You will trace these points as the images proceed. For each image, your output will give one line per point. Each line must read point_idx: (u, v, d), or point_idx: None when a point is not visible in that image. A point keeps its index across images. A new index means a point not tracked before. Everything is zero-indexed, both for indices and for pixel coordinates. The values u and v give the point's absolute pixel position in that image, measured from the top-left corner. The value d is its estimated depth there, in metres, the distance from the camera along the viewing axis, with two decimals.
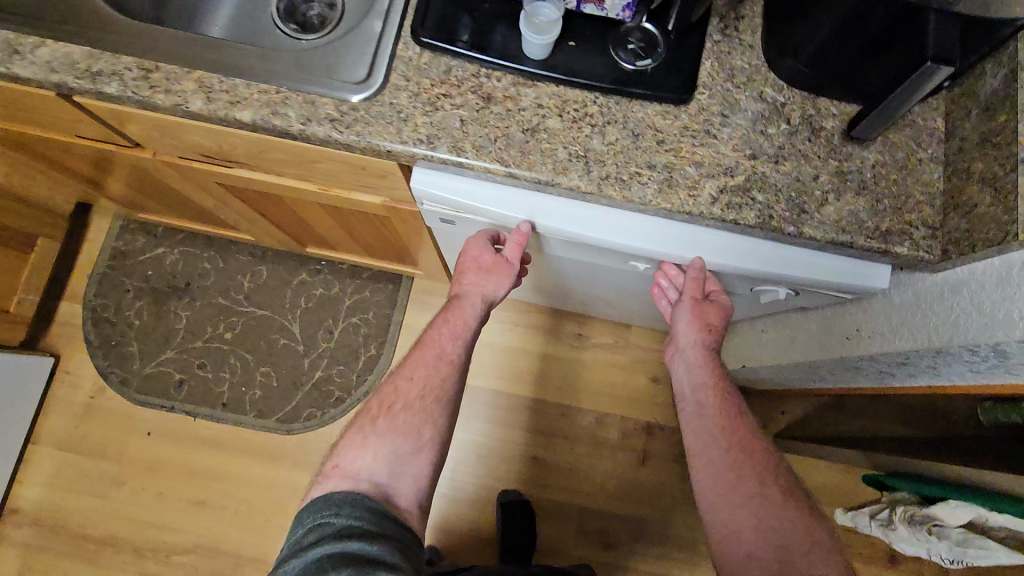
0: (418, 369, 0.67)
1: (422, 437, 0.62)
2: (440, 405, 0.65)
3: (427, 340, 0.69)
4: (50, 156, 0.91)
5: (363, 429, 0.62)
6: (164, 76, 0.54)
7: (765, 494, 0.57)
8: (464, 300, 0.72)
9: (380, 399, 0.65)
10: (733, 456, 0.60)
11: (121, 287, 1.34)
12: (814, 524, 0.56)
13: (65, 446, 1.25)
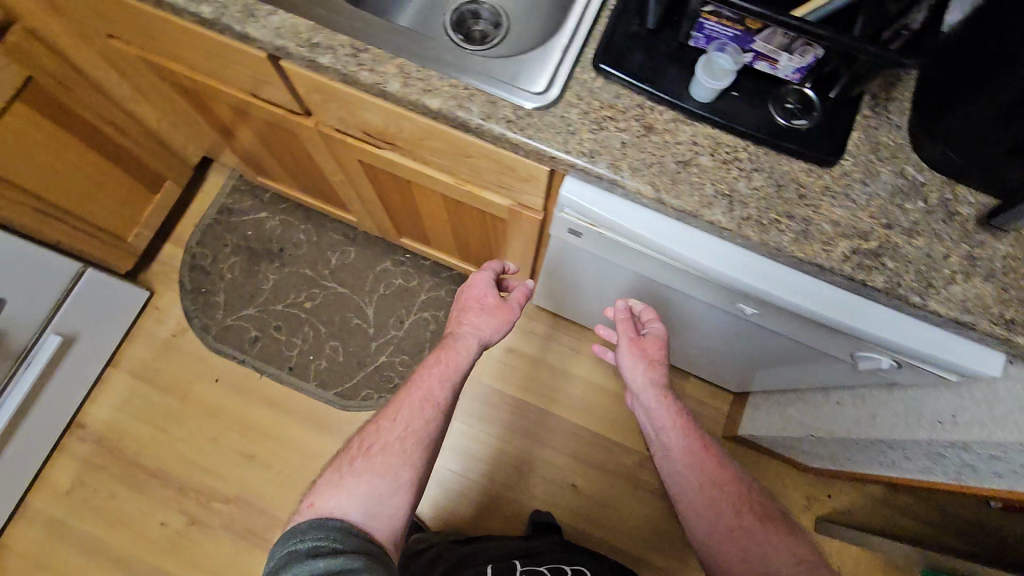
0: (408, 413, 0.75)
1: (401, 477, 0.71)
2: (419, 446, 0.74)
3: (416, 383, 0.79)
4: (212, 110, 1.00)
5: (341, 471, 0.71)
6: (371, 56, 0.61)
7: (743, 526, 0.71)
8: (459, 342, 0.83)
9: (360, 441, 0.75)
10: (708, 495, 0.74)
11: (221, 241, 1.43)
12: (778, 536, 0.70)
13: (140, 376, 1.33)
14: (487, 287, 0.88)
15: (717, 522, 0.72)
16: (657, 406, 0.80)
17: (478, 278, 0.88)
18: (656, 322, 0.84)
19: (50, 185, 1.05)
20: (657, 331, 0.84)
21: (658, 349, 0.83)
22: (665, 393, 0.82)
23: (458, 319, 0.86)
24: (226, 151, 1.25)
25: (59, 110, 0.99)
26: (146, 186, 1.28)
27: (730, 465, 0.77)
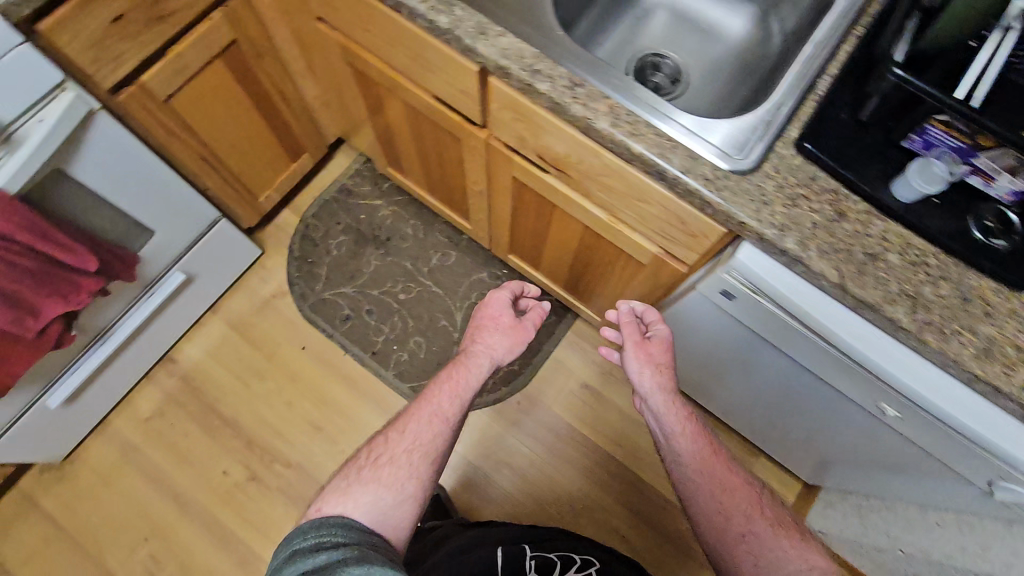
0: (421, 429, 0.78)
1: (407, 488, 0.73)
2: (425, 459, 0.76)
3: (429, 398, 0.82)
4: (379, 102, 1.06)
5: (349, 479, 0.73)
6: (586, 92, 0.64)
7: (753, 533, 0.75)
8: (471, 359, 0.86)
9: (369, 453, 0.77)
10: (717, 498, 0.77)
11: (334, 218, 1.50)
12: (786, 539, 0.75)
13: (235, 327, 1.40)
14: (505, 314, 0.91)
15: (727, 528, 0.76)
16: (668, 411, 0.82)
17: (498, 300, 0.92)
18: (661, 326, 0.87)
19: (218, 140, 1.12)
20: (663, 333, 0.86)
21: (667, 347, 0.86)
22: (676, 399, 0.83)
23: (471, 339, 0.89)
24: (366, 137, 1.31)
25: (243, 71, 1.06)
26: (286, 155, 1.35)
27: (739, 469, 0.81)
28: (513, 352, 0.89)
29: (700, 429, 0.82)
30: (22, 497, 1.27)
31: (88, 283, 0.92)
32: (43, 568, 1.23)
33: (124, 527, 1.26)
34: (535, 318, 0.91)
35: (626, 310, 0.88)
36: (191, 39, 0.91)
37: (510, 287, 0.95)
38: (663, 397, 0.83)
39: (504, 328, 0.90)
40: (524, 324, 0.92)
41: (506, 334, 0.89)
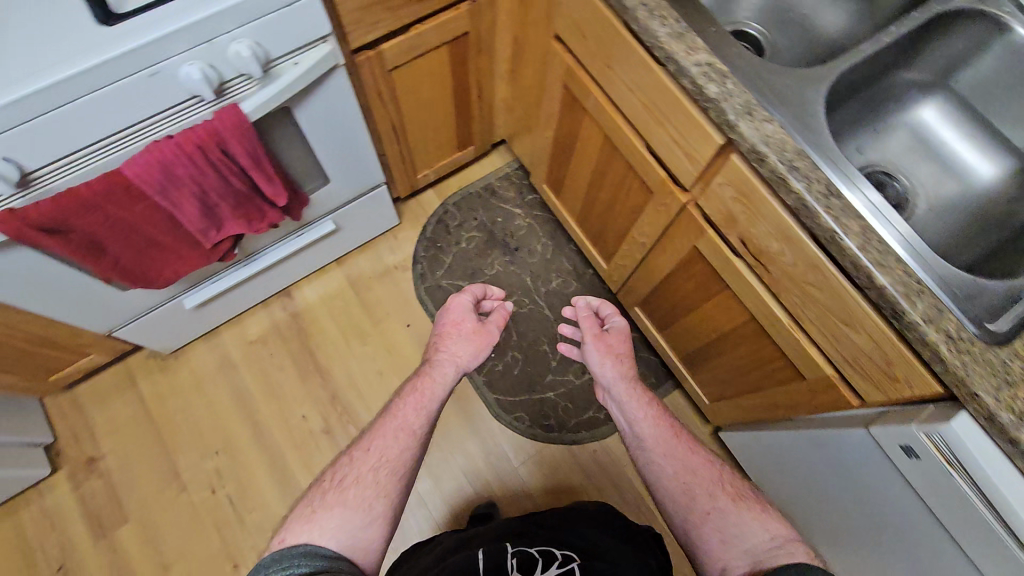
0: (387, 448, 0.77)
1: (375, 509, 0.72)
2: (391, 477, 0.75)
3: (394, 413, 0.82)
4: (575, 128, 1.06)
5: (310, 505, 0.71)
6: (841, 205, 0.61)
7: (717, 506, 0.72)
8: (438, 367, 0.89)
9: (333, 476, 0.75)
10: (681, 478, 0.75)
11: (473, 213, 1.53)
12: (764, 516, 0.70)
13: (353, 285, 1.47)
14: (466, 320, 0.95)
15: (692, 504, 0.73)
16: (626, 398, 0.85)
17: (457, 303, 0.96)
18: (617, 318, 0.95)
19: (410, 115, 1.16)
20: (619, 326, 0.94)
21: (624, 340, 0.93)
22: (632, 387, 0.87)
23: (434, 348, 0.92)
24: (535, 150, 1.33)
25: (459, 58, 1.10)
26: (455, 142, 1.38)
27: (700, 450, 0.79)
28: (478, 356, 0.91)
29: (662, 413, 0.84)
30: (125, 374, 1.37)
31: (270, 217, 0.98)
32: (123, 444, 1.33)
33: (201, 433, 1.34)
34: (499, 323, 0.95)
35: (584, 306, 0.97)
36: (432, 22, 0.96)
37: (472, 292, 0.99)
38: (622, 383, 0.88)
39: (467, 330, 0.93)
40: (488, 335, 0.95)
41: (468, 337, 0.93)
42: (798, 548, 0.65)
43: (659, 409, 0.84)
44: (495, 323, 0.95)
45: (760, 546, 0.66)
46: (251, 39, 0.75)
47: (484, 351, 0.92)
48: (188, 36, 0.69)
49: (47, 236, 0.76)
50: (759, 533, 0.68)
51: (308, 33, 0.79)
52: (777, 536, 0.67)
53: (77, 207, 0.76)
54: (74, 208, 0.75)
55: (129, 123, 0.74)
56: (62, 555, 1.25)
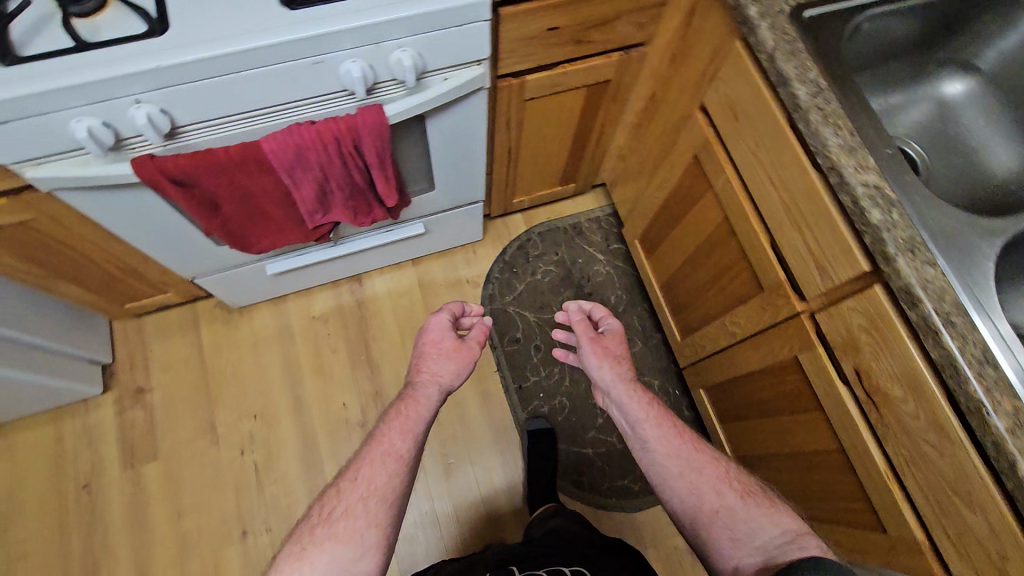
0: (375, 477, 0.77)
1: (366, 540, 0.73)
2: (379, 505, 0.76)
3: (379, 439, 0.82)
4: (693, 199, 1.03)
5: (302, 541, 0.72)
6: (996, 379, 0.56)
7: (725, 505, 0.71)
8: (422, 391, 0.89)
9: (322, 507, 0.76)
10: (688, 479, 0.74)
11: (555, 247, 1.52)
12: (774, 513, 0.70)
13: (422, 287, 1.47)
14: (445, 336, 0.96)
15: (700, 501, 0.72)
16: (629, 398, 0.83)
17: (436, 322, 0.97)
18: (612, 320, 0.93)
19: (528, 144, 1.15)
20: (615, 328, 0.91)
21: (620, 341, 0.91)
22: (632, 385, 0.85)
23: (417, 367, 0.93)
24: (638, 205, 1.30)
25: (593, 102, 1.08)
26: (560, 177, 1.37)
27: (705, 448, 0.79)
28: (459, 375, 0.93)
29: (664, 413, 0.82)
30: (191, 316, 1.42)
31: (376, 213, 0.98)
32: (172, 383, 1.37)
33: (244, 393, 1.37)
34: (477, 341, 0.98)
35: (576, 309, 0.95)
36: (581, 65, 0.95)
37: (450, 311, 1.00)
38: (621, 387, 0.85)
39: (448, 348, 0.95)
40: (467, 352, 0.96)
41: (449, 354, 0.94)
42: (811, 542, 0.65)
43: (660, 407, 0.82)
44: (474, 341, 0.97)
45: (772, 543, 0.66)
46: (414, 49, 0.75)
47: (464, 368, 0.94)
48: (358, 36, 0.70)
49: (175, 186, 0.78)
50: (771, 531, 0.67)
51: (467, 53, 0.79)
52: (789, 532, 0.67)
53: (209, 167, 0.77)
54: (206, 167, 0.77)
55: (279, 102, 0.75)
56: (92, 473, 1.30)
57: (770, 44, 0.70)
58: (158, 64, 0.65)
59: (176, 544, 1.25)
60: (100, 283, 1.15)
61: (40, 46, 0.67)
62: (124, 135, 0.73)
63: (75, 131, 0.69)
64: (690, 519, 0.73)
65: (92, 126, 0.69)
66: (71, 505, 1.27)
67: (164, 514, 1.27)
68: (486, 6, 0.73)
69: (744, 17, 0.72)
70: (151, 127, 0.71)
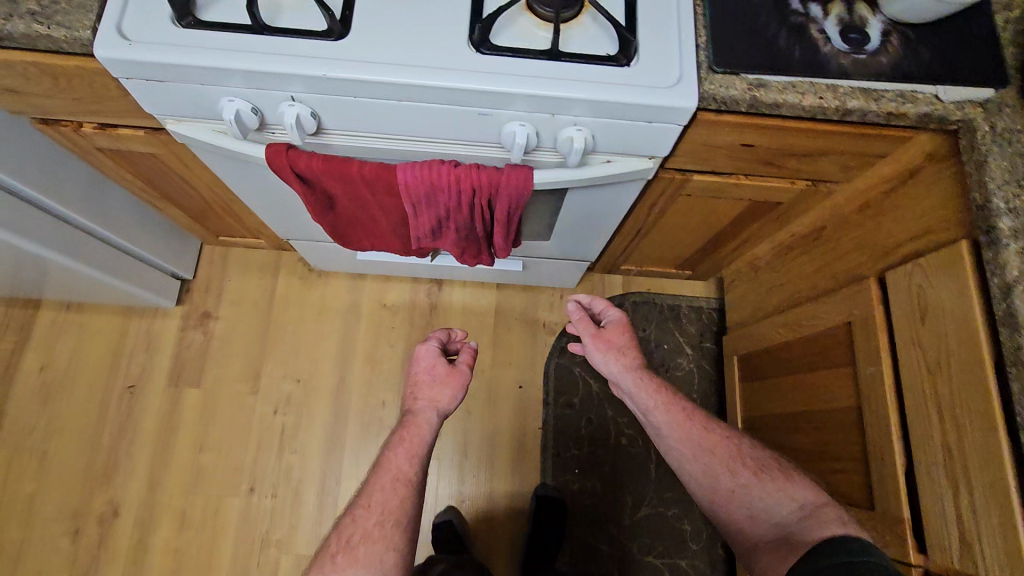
0: (387, 502, 0.80)
1: (386, 564, 0.76)
2: (396, 526, 0.78)
3: (385, 465, 0.84)
4: (826, 364, 0.90)
5: (324, 569, 0.76)
6: None
7: (739, 483, 0.83)
8: (419, 419, 0.88)
9: (339, 536, 0.79)
10: (703, 461, 0.86)
11: (644, 323, 1.41)
12: (787, 488, 0.81)
13: (498, 315, 1.42)
14: (435, 360, 0.93)
15: (717, 480, 0.84)
16: (637, 386, 0.93)
17: (424, 353, 0.93)
18: (615, 313, 1.00)
19: (661, 229, 1.05)
20: (614, 319, 0.99)
21: (622, 334, 0.97)
22: (641, 372, 0.94)
23: (413, 396, 0.90)
24: (755, 324, 1.17)
25: (753, 215, 0.96)
26: (679, 262, 1.26)
27: (715, 428, 0.90)
28: (454, 394, 0.91)
29: (672, 397, 0.92)
30: (273, 261, 1.42)
31: (484, 259, 0.91)
32: (235, 319, 1.39)
33: (296, 355, 1.37)
34: (467, 364, 0.93)
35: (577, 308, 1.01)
36: (758, 182, 0.84)
37: (437, 336, 0.97)
38: (629, 375, 0.94)
39: (441, 373, 0.92)
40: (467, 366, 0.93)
41: (443, 381, 0.91)
42: (821, 514, 0.75)
43: (666, 393, 0.92)
44: (466, 364, 0.93)
45: (788, 518, 0.77)
46: (591, 130, 0.67)
47: (461, 380, 0.92)
48: (537, 103, 0.63)
49: (299, 181, 0.75)
50: (789, 505, 0.78)
51: (644, 147, 0.70)
52: (804, 506, 0.77)
53: (337, 176, 0.73)
54: (335, 175, 0.73)
55: (432, 135, 0.70)
56: (139, 377, 1.35)
57: (1012, 274, 0.57)
58: (324, 74, 0.60)
59: (189, 473, 1.29)
60: (204, 213, 1.16)
61: (219, 13, 0.63)
62: (268, 122, 0.69)
63: (223, 108, 0.65)
64: (710, 493, 0.85)
65: (241, 109, 0.65)
66: (113, 400, 1.33)
67: (188, 442, 1.31)
68: (688, 113, 0.63)
69: (989, 226, 0.59)
70: (297, 126, 0.66)
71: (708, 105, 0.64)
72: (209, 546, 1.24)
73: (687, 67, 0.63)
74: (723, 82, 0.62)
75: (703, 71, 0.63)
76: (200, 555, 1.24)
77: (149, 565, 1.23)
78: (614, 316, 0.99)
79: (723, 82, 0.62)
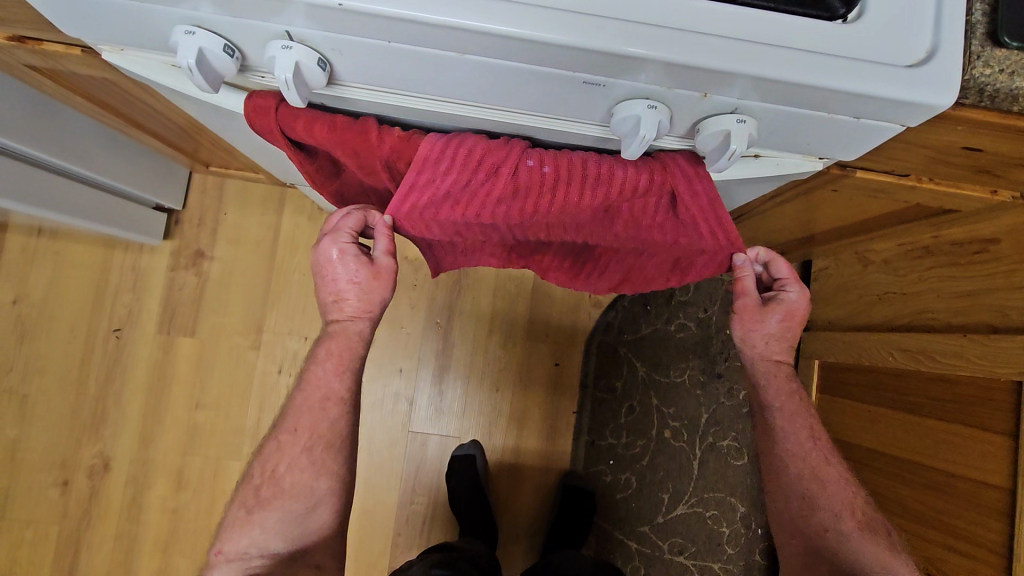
0: (317, 424, 0.65)
1: (317, 491, 0.66)
2: (329, 450, 0.66)
3: (310, 380, 0.66)
4: (972, 419, 0.73)
5: (247, 505, 0.65)
6: None
7: (832, 530, 0.66)
8: (348, 330, 0.65)
9: (260, 465, 0.66)
10: (802, 485, 0.68)
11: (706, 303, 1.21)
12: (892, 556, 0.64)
13: (538, 279, 1.21)
14: (348, 262, 0.60)
15: (805, 510, 0.68)
16: (770, 381, 0.71)
17: (334, 251, 0.60)
18: (796, 288, 0.66)
19: (770, 214, 0.82)
20: (788, 304, 0.66)
21: (787, 320, 0.67)
22: (781, 365, 0.71)
23: (334, 307, 0.64)
24: (853, 332, 0.97)
25: (899, 214, 0.73)
26: (771, 242, 1.04)
27: (835, 462, 0.70)
28: (382, 296, 0.63)
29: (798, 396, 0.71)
30: (278, 195, 1.20)
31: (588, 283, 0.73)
32: (232, 261, 1.19)
33: (304, 309, 1.19)
34: (389, 254, 0.60)
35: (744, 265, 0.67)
36: (945, 188, 0.59)
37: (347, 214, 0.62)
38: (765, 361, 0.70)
39: (364, 279, 0.61)
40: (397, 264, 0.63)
41: (368, 287, 0.62)
42: None
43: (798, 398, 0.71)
44: (389, 257, 0.60)
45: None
46: (755, 121, 0.43)
47: (390, 280, 0.62)
48: (691, 77, 0.38)
49: (292, 148, 0.52)
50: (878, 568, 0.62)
51: (820, 147, 0.46)
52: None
53: (352, 149, 0.51)
54: (349, 150, 0.50)
55: (505, 102, 0.46)
56: (126, 320, 1.18)
57: None
58: (339, 4, 0.35)
59: (185, 432, 1.17)
60: (190, 140, 0.93)
61: None
62: (252, 64, 0.44)
63: (177, 44, 0.40)
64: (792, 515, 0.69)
65: (206, 48, 0.40)
66: (97, 345, 1.17)
67: (183, 398, 1.17)
68: (927, 113, 0.39)
69: None
70: (296, 83, 0.42)
71: (961, 98, 0.40)
72: (207, 508, 1.16)
73: (944, 38, 0.38)
74: (1005, 66, 0.39)
75: (975, 42, 0.39)
76: (198, 516, 1.16)
77: (144, 521, 1.15)
78: (793, 293, 0.66)
79: (1006, 66, 0.39)
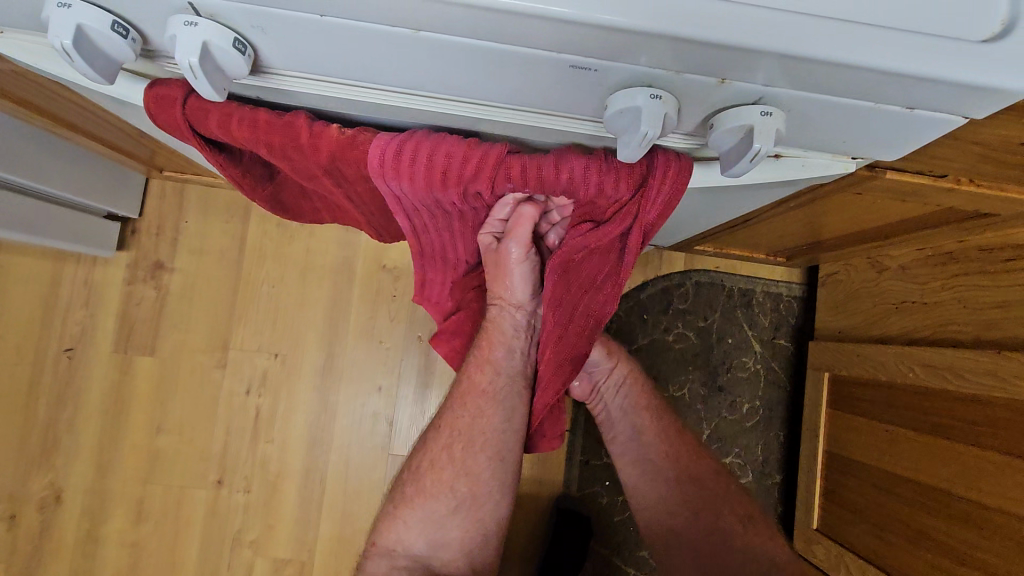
0: (456, 419, 0.70)
1: (458, 492, 0.69)
2: (467, 450, 0.69)
3: (455, 382, 0.71)
4: (1008, 446, 0.65)
5: (395, 501, 0.71)
6: None
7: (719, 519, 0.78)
8: (498, 321, 0.68)
9: (418, 464, 0.72)
10: (670, 483, 0.82)
11: (706, 312, 1.13)
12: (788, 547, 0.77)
13: None
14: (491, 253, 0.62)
15: (673, 499, 0.81)
16: (614, 393, 0.90)
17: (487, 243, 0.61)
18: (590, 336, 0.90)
19: (777, 220, 0.74)
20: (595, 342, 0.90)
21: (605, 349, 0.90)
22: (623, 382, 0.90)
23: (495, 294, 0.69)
24: (866, 343, 0.90)
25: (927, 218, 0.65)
26: (773, 246, 0.96)
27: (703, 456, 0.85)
28: (531, 287, 0.66)
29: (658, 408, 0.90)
30: (243, 201, 1.10)
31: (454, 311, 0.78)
32: (195, 273, 1.10)
33: (273, 322, 1.10)
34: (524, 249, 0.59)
35: None
36: (990, 191, 0.51)
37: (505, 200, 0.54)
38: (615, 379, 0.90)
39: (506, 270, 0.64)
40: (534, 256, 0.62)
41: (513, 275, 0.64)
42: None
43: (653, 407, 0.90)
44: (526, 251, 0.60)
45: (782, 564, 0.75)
46: (783, 113, 0.35)
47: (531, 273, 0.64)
48: (708, 57, 0.30)
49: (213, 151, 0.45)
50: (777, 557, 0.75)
51: (853, 143, 0.38)
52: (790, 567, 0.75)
53: (281, 151, 0.43)
54: (275, 150, 0.43)
55: (475, 94, 0.38)
56: (79, 338, 1.09)
57: None
58: None
59: (146, 459, 1.08)
60: (135, 143, 0.83)
61: None
62: (157, 45, 0.36)
63: (48, 17, 0.31)
64: (667, 511, 0.81)
65: (85, 24, 0.31)
66: (48, 366, 1.08)
67: (143, 422, 1.08)
68: (1003, 100, 0.31)
69: None
70: (206, 69, 0.33)
71: None
72: (171, 542, 1.07)
73: None
74: None
75: None
76: (161, 550, 1.07)
77: (102, 558, 1.06)
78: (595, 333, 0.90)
79: None
